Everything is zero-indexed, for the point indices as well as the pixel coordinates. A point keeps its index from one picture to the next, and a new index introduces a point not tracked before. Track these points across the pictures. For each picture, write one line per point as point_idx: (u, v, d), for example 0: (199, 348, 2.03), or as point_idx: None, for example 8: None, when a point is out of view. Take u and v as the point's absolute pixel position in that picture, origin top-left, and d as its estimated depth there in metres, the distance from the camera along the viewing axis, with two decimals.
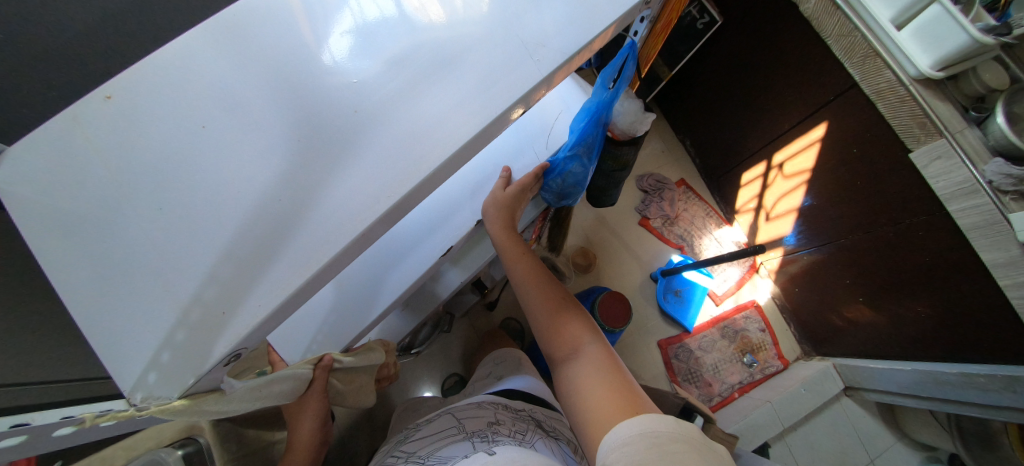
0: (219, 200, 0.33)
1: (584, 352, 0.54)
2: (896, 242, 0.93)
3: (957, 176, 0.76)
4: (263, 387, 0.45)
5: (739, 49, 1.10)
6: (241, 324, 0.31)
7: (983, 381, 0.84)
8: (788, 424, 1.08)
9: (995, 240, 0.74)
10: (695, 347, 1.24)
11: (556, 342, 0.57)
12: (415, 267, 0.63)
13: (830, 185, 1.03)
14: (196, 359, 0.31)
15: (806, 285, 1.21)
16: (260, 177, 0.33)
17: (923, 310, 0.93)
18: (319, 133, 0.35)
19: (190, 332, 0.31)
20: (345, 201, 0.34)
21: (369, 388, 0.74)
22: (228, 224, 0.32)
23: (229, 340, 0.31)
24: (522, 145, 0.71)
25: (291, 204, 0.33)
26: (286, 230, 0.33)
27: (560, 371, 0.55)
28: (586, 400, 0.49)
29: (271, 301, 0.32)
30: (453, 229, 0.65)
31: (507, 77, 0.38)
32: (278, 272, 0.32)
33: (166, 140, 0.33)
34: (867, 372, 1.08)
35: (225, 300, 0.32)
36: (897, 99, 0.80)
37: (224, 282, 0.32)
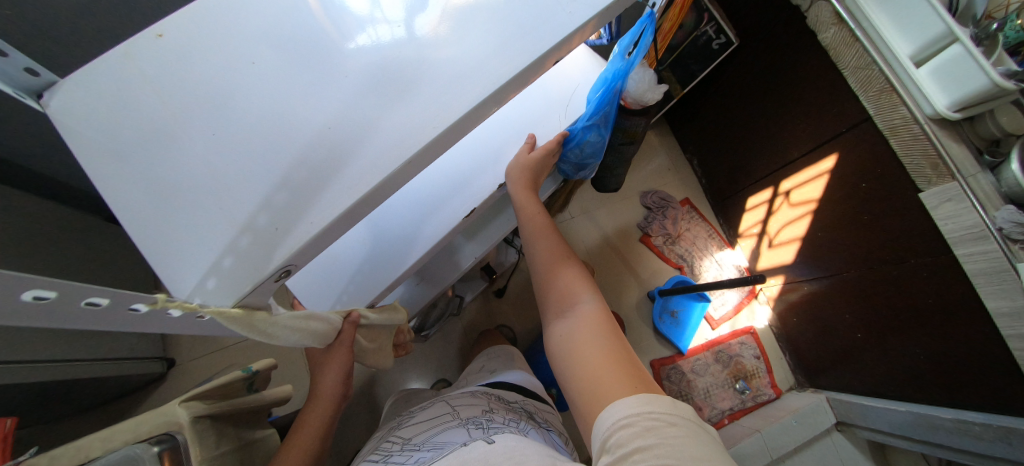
0: (274, 126, 0.37)
1: (580, 309, 0.54)
2: (900, 280, 0.91)
3: (967, 220, 0.74)
4: (300, 325, 0.47)
5: (753, 72, 1.08)
6: (295, 239, 0.35)
7: (979, 429, 0.82)
8: (777, 455, 1.05)
9: (1003, 288, 0.72)
10: (687, 369, 1.22)
11: (553, 298, 0.57)
12: (428, 236, 0.63)
13: (835, 217, 1.01)
14: (253, 267, 0.35)
15: (804, 314, 1.19)
16: (292, 117, 0.37)
17: (920, 350, 0.91)
18: (341, 87, 0.38)
19: (242, 247, 0.35)
20: (387, 129, 0.38)
21: (387, 350, 0.77)
22: (281, 147, 0.37)
23: (283, 253, 0.35)
24: (543, 112, 0.73)
25: (323, 146, 0.37)
26: (337, 152, 0.37)
27: (552, 326, 0.55)
28: (582, 364, 0.48)
29: (324, 218, 0.36)
30: (474, 191, 0.66)
31: (507, 54, 0.41)
32: (331, 190, 0.36)
33: (219, 72, 0.37)
34: (860, 409, 1.06)
35: (275, 216, 0.36)
36: (912, 137, 0.78)
37: (280, 202, 0.36)
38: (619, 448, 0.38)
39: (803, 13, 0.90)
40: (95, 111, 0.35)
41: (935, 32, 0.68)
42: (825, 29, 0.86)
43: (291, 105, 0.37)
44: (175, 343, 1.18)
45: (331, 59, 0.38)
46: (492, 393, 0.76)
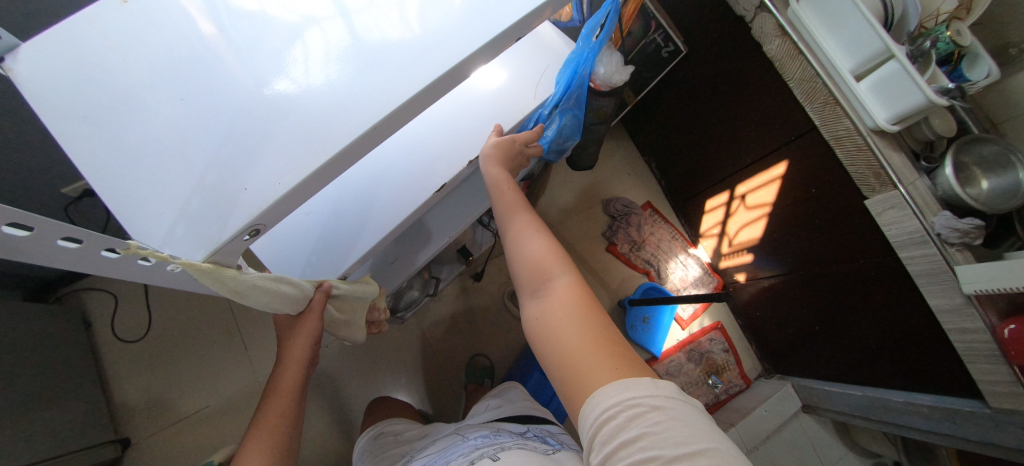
0: (243, 88, 0.38)
1: (554, 287, 0.47)
2: (851, 278, 0.95)
3: (908, 227, 0.78)
4: (264, 292, 0.45)
5: (703, 78, 1.07)
6: (259, 199, 0.36)
7: (926, 410, 0.90)
8: (751, 448, 1.12)
9: (942, 287, 0.77)
10: (663, 372, 1.25)
11: (525, 276, 0.51)
12: (381, 218, 0.60)
13: (788, 218, 1.04)
14: (214, 229, 0.36)
15: (766, 306, 1.23)
16: (263, 82, 0.38)
17: (869, 337, 0.97)
18: (300, 59, 0.39)
19: (211, 200, 0.36)
20: (360, 93, 0.39)
21: (360, 324, 0.74)
22: (253, 109, 0.38)
23: (247, 212, 0.36)
24: (512, 89, 0.70)
25: (296, 109, 0.38)
26: (309, 114, 0.38)
27: (527, 306, 0.49)
28: (560, 345, 0.42)
29: (291, 181, 0.37)
30: (436, 152, 0.65)
31: (456, 39, 0.42)
32: (300, 154, 0.37)
33: (190, 39, 0.38)
34: (822, 393, 1.14)
35: (248, 179, 0.36)
36: (855, 147, 0.80)
37: (249, 161, 0.37)
38: (605, 444, 0.35)
39: (747, 23, 0.89)
40: (59, 72, 0.35)
41: (872, 48, 0.69)
42: (770, 40, 0.86)
43: (258, 70, 0.38)
44: (127, 421, 1.08)
45: (293, 28, 0.40)
46: (501, 425, 0.73)
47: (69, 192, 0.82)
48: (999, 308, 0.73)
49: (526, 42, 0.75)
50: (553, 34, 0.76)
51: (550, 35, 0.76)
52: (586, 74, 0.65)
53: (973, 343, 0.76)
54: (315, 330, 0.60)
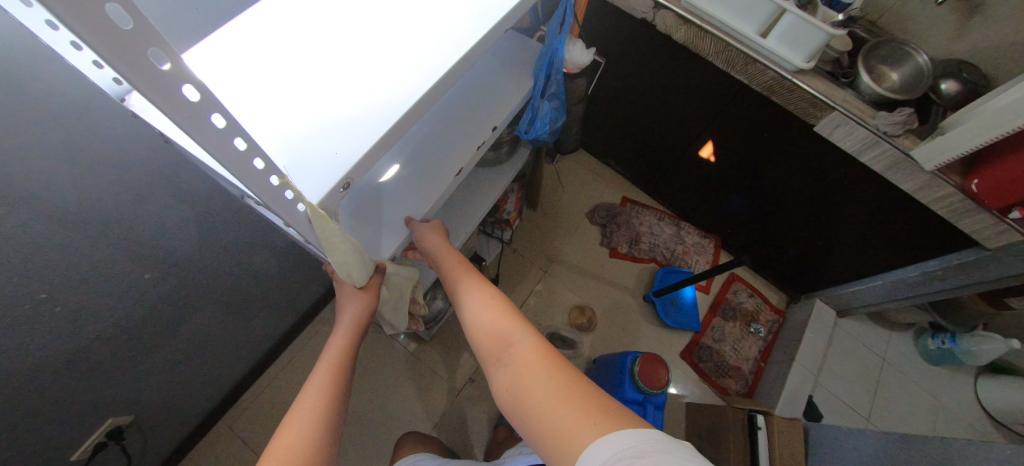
0: (331, 76, 0.43)
1: (517, 353, 0.53)
2: (830, 192, 1.05)
3: (858, 135, 0.88)
4: (338, 255, 0.50)
5: (629, 78, 1.18)
6: (348, 158, 0.41)
7: (942, 273, 1.00)
8: (815, 372, 1.19)
9: (906, 173, 0.87)
10: (711, 342, 1.28)
11: (486, 347, 0.56)
12: (415, 201, 0.68)
13: (755, 164, 1.14)
14: (321, 179, 0.40)
15: (765, 242, 1.33)
16: (344, 68, 0.44)
17: (865, 235, 1.08)
18: (345, 51, 0.45)
19: (311, 162, 0.41)
20: (414, 68, 0.45)
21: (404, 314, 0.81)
22: (341, 93, 0.43)
23: (339, 168, 0.41)
24: (495, 83, 0.77)
25: (371, 87, 0.44)
26: (380, 89, 0.44)
27: (495, 377, 0.53)
28: (531, 402, 0.47)
29: (367, 141, 0.42)
30: (446, 134, 0.73)
31: (481, 19, 0.50)
32: (374, 122, 0.42)
33: (288, 44, 0.44)
34: (851, 295, 1.23)
35: (335, 144, 0.41)
36: (788, 90, 0.90)
37: (339, 131, 0.42)
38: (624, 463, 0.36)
39: (649, 23, 1.00)
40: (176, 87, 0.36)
41: (767, 9, 0.81)
42: (675, 31, 0.97)
43: (332, 61, 0.44)
44: None
45: (355, 30, 0.47)
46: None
47: (78, 456, 0.79)
48: (957, 171, 0.83)
49: (499, 52, 0.81)
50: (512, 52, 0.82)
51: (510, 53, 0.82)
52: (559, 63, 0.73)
53: (951, 205, 0.86)
54: (372, 306, 0.61)
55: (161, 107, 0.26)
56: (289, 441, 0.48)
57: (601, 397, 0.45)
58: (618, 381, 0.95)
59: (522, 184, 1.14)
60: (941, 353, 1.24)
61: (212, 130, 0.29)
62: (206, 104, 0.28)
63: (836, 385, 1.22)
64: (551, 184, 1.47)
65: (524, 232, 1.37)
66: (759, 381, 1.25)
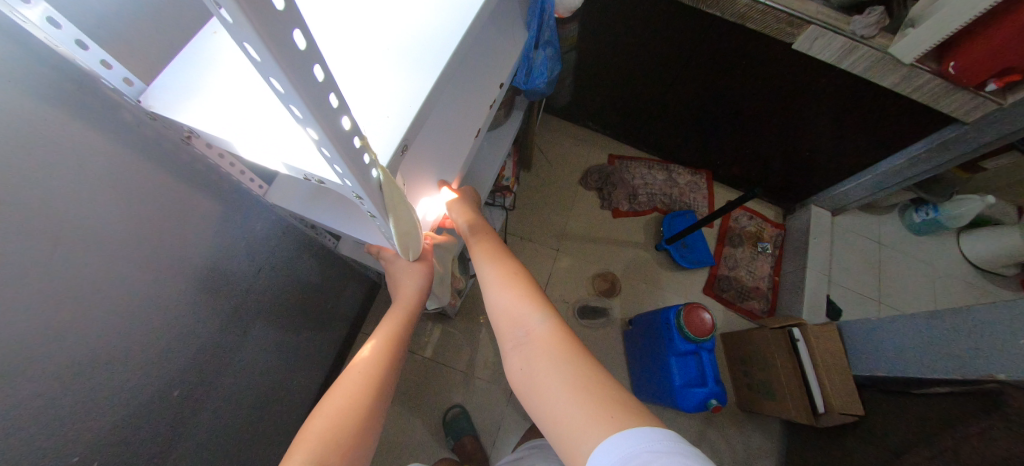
0: (373, 52, 0.48)
1: (533, 332, 0.59)
2: (814, 102, 1.08)
3: (836, 45, 0.89)
4: (400, 225, 0.55)
5: (595, 35, 1.14)
6: (404, 118, 0.44)
7: (925, 156, 1.06)
8: (826, 273, 1.27)
9: (887, 70, 0.90)
10: (728, 271, 1.33)
11: (504, 324, 0.62)
12: (445, 160, 0.70)
13: (736, 91, 1.15)
14: (383, 144, 0.44)
15: (754, 163, 1.37)
16: (381, 44, 0.48)
17: (852, 134, 1.12)
18: (371, 32, 0.49)
19: (368, 124, 0.44)
20: (439, 30, 0.49)
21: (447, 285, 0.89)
22: (384, 63, 0.47)
23: (399, 129, 0.44)
24: (486, 48, 0.76)
25: (409, 54, 0.47)
26: (416, 52, 0.48)
27: (510, 351, 0.60)
28: (543, 385, 0.54)
29: (417, 98, 0.45)
30: (452, 99, 0.72)
31: None
32: (420, 81, 0.46)
33: (323, 22, 0.48)
34: (841, 195, 1.30)
35: (386, 108, 0.45)
36: (762, 14, 0.89)
37: (392, 96, 0.45)
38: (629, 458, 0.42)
39: None
40: (179, 79, 0.41)
41: None
42: None
43: (369, 39, 0.49)
44: None
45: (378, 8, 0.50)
46: None
47: None
48: (932, 57, 0.86)
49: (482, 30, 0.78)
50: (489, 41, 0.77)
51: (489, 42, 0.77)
52: (552, 9, 0.82)
53: (931, 90, 0.90)
54: (423, 277, 0.70)
55: (273, 53, 0.28)
56: (350, 381, 0.57)
57: (611, 393, 0.51)
58: (666, 338, 0.97)
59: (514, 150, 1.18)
60: (926, 223, 1.34)
61: (314, 80, 0.31)
62: (309, 54, 0.31)
63: (846, 278, 1.30)
64: (536, 162, 1.44)
65: (526, 217, 1.35)
66: (778, 295, 1.32)
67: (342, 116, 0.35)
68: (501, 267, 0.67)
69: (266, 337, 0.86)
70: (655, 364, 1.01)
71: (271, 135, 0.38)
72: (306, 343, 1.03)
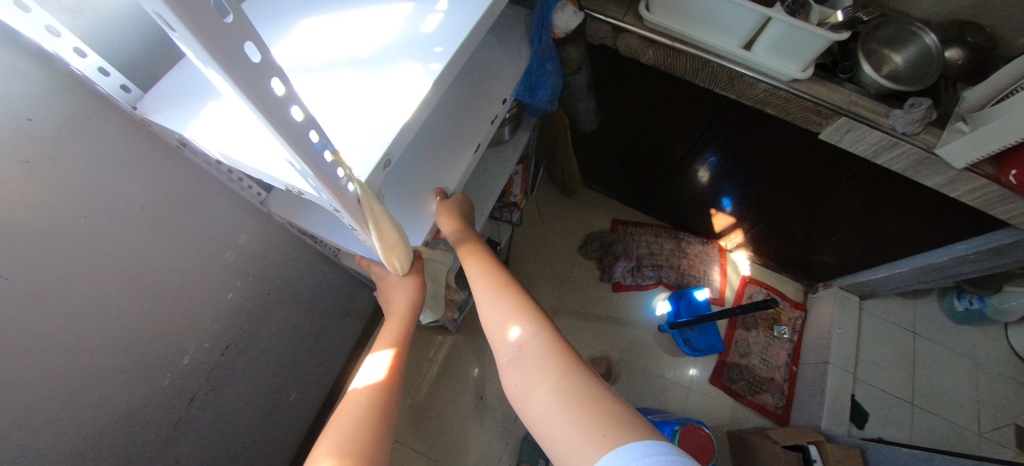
0: (356, 62, 0.42)
1: (529, 342, 0.44)
2: (843, 192, 0.96)
3: (871, 139, 0.77)
4: (385, 239, 0.45)
5: (599, 104, 1.05)
6: (389, 132, 0.38)
7: (975, 256, 0.93)
8: (851, 369, 1.13)
9: (931, 170, 0.77)
10: (738, 358, 1.21)
11: (496, 335, 0.47)
12: (438, 176, 0.61)
13: (753, 171, 1.04)
14: (363, 157, 0.37)
15: (772, 239, 1.24)
16: (365, 53, 0.42)
17: (893, 227, 0.98)
18: (354, 40, 0.43)
19: (347, 139, 0.37)
20: (427, 45, 0.43)
21: (440, 299, 0.72)
22: (366, 75, 0.41)
23: (384, 142, 0.37)
24: (462, 115, 0.64)
25: (394, 68, 0.41)
26: (404, 66, 0.41)
27: (504, 363, 0.45)
28: (548, 404, 0.39)
29: (405, 116, 0.38)
30: (433, 139, 0.63)
31: None
32: (409, 95, 0.39)
33: (310, 31, 0.43)
34: (873, 282, 1.16)
35: (370, 120, 0.38)
36: (784, 101, 0.78)
37: (376, 112, 0.39)
38: None
39: (612, 50, 0.87)
40: (178, 89, 0.41)
41: (748, 21, 0.68)
42: (641, 53, 0.83)
43: (352, 47, 0.43)
44: None
45: (366, 19, 0.45)
46: None
47: None
48: (988, 160, 0.73)
49: (462, 85, 0.66)
50: (467, 118, 0.64)
51: (465, 117, 0.64)
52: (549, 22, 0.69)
53: (986, 195, 0.77)
54: (420, 287, 0.57)
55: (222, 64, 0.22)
56: (352, 405, 0.44)
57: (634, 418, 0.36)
58: None
59: (527, 164, 1.06)
60: (970, 314, 1.19)
61: (272, 96, 0.25)
62: (267, 66, 0.25)
63: (877, 377, 1.15)
64: (535, 227, 1.36)
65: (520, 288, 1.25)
66: (795, 388, 1.19)
67: (311, 125, 0.29)
68: (490, 271, 0.53)
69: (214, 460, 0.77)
70: None
71: (249, 140, 0.36)
72: (266, 448, 0.92)
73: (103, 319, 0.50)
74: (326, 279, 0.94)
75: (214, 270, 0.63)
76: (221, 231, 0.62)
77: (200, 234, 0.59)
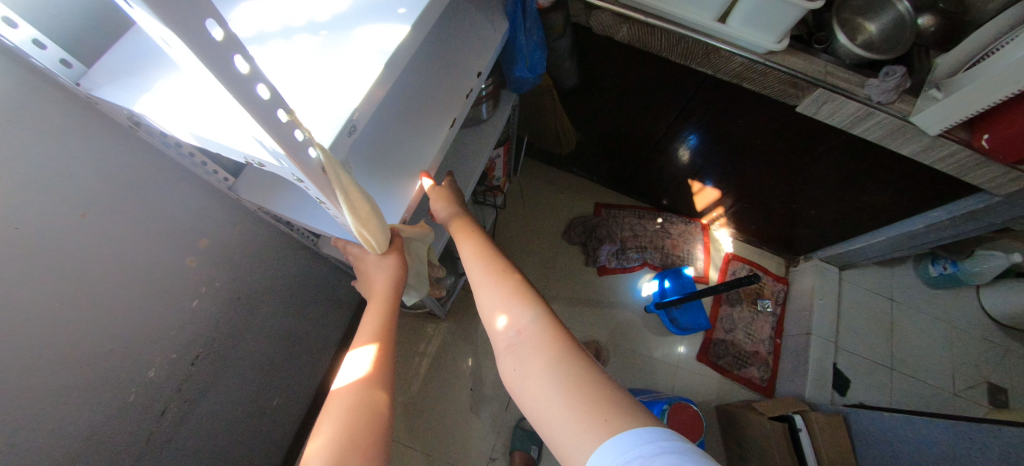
0: (315, 30, 0.39)
1: (528, 328, 0.41)
2: (821, 165, 0.96)
3: (847, 110, 0.77)
4: (359, 212, 0.41)
5: (575, 86, 1.03)
6: (352, 98, 0.36)
7: (948, 222, 0.94)
8: (832, 338, 1.15)
9: (906, 139, 0.77)
10: (724, 334, 1.22)
11: (492, 319, 0.44)
12: (411, 152, 0.57)
13: (732, 148, 1.03)
14: (326, 122, 0.34)
15: (753, 215, 1.25)
16: (324, 21, 0.40)
17: (870, 198, 0.99)
18: (312, 9, 0.41)
19: (307, 106, 0.35)
20: (387, 12, 0.41)
21: (425, 277, 0.68)
22: (326, 42, 0.39)
23: (347, 108, 0.35)
24: (432, 96, 0.61)
25: (355, 35, 0.39)
26: (365, 32, 0.39)
27: (501, 349, 0.42)
28: (549, 394, 0.36)
29: (367, 82, 0.36)
30: (401, 120, 0.59)
31: None
32: (371, 61, 0.37)
33: None
34: (851, 253, 1.18)
35: (331, 87, 0.36)
36: (760, 74, 0.77)
37: (338, 80, 0.36)
38: None
39: (586, 28, 0.84)
40: (126, 65, 0.39)
41: None
42: (616, 30, 0.81)
43: (309, 16, 0.40)
44: None
45: None
46: None
47: None
48: (961, 126, 0.74)
49: (430, 64, 0.63)
50: (437, 98, 0.60)
51: (437, 95, 0.60)
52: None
53: (959, 161, 0.78)
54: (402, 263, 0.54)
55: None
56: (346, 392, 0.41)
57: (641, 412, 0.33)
58: None
59: (507, 146, 1.05)
60: (944, 279, 1.22)
61: (211, 40, 0.23)
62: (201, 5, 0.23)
63: (857, 344, 1.17)
64: (518, 215, 1.34)
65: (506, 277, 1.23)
66: (780, 360, 1.21)
67: (262, 79, 0.27)
68: (486, 254, 0.50)
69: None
70: None
71: (207, 110, 0.34)
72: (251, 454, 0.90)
73: (56, 337, 0.46)
74: (303, 279, 0.91)
75: (179, 276, 0.59)
76: (183, 234, 0.58)
77: (162, 235, 0.55)
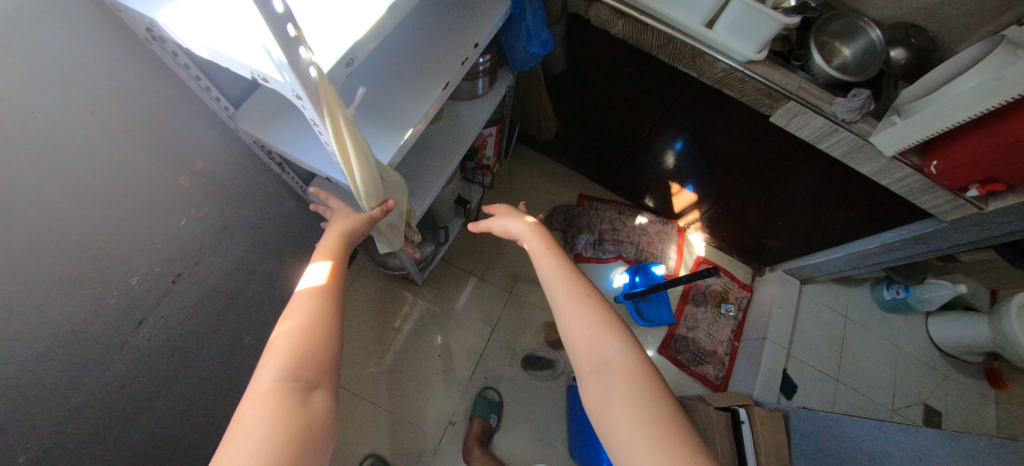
0: None
1: (615, 359, 0.45)
2: (789, 177, 1.03)
3: (816, 124, 0.82)
4: (344, 141, 0.45)
5: (570, 77, 1.08)
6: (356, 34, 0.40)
7: (901, 244, 1.01)
8: (785, 345, 1.22)
9: (865, 158, 0.84)
10: (686, 331, 1.29)
11: (577, 341, 0.48)
12: (404, 106, 0.62)
13: (710, 153, 1.09)
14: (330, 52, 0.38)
15: (727, 222, 1.31)
16: None
17: (831, 214, 1.07)
18: None
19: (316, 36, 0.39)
20: None
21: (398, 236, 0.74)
22: None
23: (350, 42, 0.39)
24: (429, 57, 0.65)
25: None
26: None
27: (584, 370, 0.45)
28: (631, 424, 0.40)
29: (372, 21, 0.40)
30: (398, 76, 0.64)
31: None
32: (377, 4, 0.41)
33: None
34: (812, 267, 1.25)
35: (339, 23, 0.40)
36: (740, 82, 0.82)
37: (345, 17, 0.41)
38: None
39: (584, 20, 0.89)
40: None
41: None
42: (612, 25, 0.86)
43: None
44: None
45: None
46: None
47: None
48: (916, 151, 0.80)
49: (430, 31, 0.68)
50: (434, 60, 0.65)
51: (434, 58, 0.65)
52: None
53: (911, 185, 0.84)
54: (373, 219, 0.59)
55: None
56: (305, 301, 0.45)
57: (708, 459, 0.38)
58: None
59: (499, 127, 1.08)
60: (895, 302, 1.30)
61: None
62: None
63: (808, 353, 1.24)
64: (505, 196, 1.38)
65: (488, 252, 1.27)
66: (735, 361, 1.28)
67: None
68: (576, 280, 0.52)
69: (163, 394, 0.76)
70: (590, 440, 1.00)
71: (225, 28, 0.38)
72: (219, 389, 0.92)
73: (54, 230, 0.49)
74: (287, 224, 0.94)
75: (170, 197, 0.62)
76: (180, 157, 0.61)
77: (160, 154, 0.58)
